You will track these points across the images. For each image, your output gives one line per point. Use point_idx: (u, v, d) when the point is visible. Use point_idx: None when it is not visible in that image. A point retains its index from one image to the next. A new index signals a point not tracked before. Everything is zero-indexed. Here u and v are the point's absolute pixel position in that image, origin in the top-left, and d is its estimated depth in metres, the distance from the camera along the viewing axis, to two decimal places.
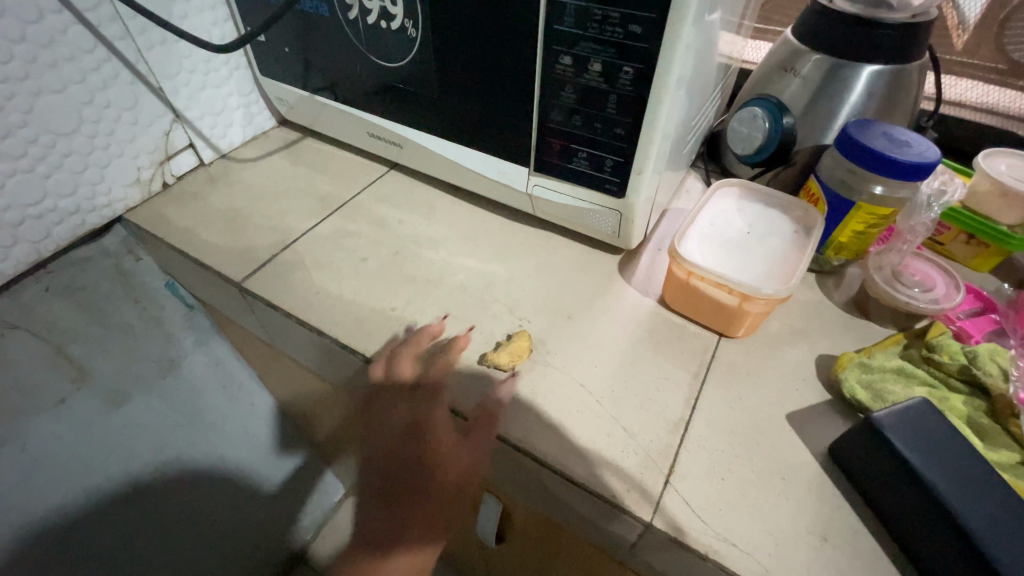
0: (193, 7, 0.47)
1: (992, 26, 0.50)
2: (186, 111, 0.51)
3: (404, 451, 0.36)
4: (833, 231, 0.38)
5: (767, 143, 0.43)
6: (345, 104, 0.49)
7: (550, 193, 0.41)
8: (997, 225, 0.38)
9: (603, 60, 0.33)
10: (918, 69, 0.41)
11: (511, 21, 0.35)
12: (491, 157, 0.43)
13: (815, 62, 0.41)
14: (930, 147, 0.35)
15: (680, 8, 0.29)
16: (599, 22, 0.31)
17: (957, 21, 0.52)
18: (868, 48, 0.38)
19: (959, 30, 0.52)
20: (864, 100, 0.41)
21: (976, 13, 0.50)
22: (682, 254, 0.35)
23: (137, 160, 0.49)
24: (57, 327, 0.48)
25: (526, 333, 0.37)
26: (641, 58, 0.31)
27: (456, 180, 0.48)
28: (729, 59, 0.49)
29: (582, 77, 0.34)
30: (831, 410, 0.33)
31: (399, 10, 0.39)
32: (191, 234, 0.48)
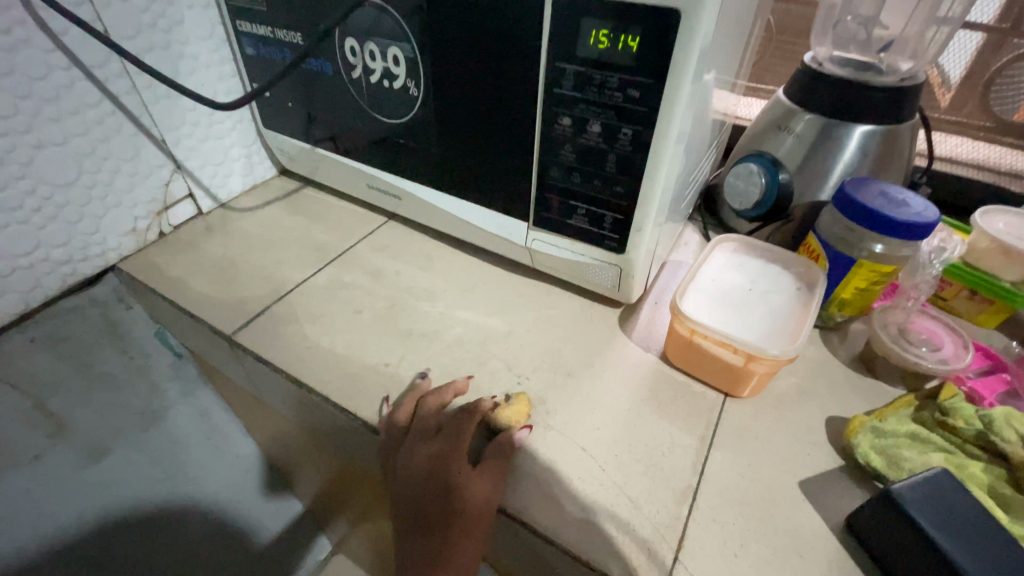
0: (200, 64, 0.48)
1: (976, 85, 0.53)
2: (187, 162, 0.51)
3: (410, 512, 0.33)
4: (835, 288, 0.38)
5: (765, 198, 0.43)
6: (345, 156, 0.50)
7: (549, 247, 0.41)
8: (1000, 282, 0.38)
9: (602, 121, 0.33)
10: (909, 129, 0.42)
11: (513, 84, 0.35)
12: (490, 211, 0.43)
13: (807, 122, 0.42)
14: (928, 206, 0.35)
15: (678, 75, 0.29)
16: (599, 86, 0.32)
17: (940, 79, 0.54)
18: (860, 110, 0.39)
19: (943, 88, 0.54)
20: (859, 159, 0.41)
21: (958, 73, 0.53)
22: (685, 312, 0.35)
23: (134, 209, 0.49)
24: (38, 380, 0.47)
25: (525, 396, 0.35)
26: (640, 120, 0.32)
27: (453, 231, 0.48)
28: (723, 116, 0.50)
29: (581, 137, 0.34)
30: (845, 477, 0.31)
31: (401, 71, 0.40)
32: (184, 284, 0.47)
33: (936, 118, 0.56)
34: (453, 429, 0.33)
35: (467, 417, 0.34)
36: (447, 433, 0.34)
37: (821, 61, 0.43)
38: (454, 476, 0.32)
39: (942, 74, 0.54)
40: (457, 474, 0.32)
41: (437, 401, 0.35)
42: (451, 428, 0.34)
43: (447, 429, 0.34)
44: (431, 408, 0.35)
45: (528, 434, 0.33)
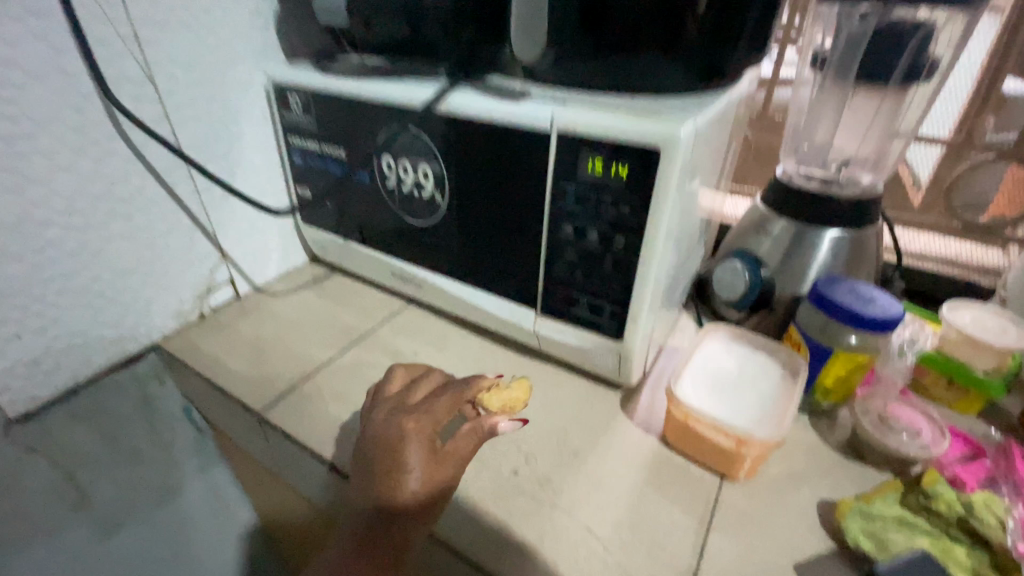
0: (253, 170, 0.56)
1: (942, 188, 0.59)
2: (232, 252, 0.58)
3: (356, 487, 0.34)
4: (817, 376, 0.41)
5: (750, 291, 0.48)
6: (372, 249, 0.56)
7: (555, 334, 0.45)
8: (974, 371, 0.41)
9: (600, 230, 0.39)
10: (874, 232, 0.47)
11: (523, 197, 0.42)
12: (502, 300, 0.47)
13: (782, 225, 0.47)
14: (894, 303, 0.39)
15: (660, 194, 0.35)
16: (596, 201, 0.38)
17: (912, 180, 0.61)
18: (827, 218, 0.45)
19: (915, 188, 0.61)
20: (832, 259, 0.46)
21: (926, 176, 0.60)
22: (679, 396, 0.38)
23: (181, 292, 0.55)
24: (67, 449, 0.49)
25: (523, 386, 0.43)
26: (632, 230, 0.37)
27: (467, 316, 0.52)
28: (710, 213, 0.56)
29: (582, 241, 0.40)
30: (838, 561, 0.33)
31: (430, 185, 0.47)
32: (218, 362, 0.51)
33: (910, 216, 0.61)
34: (427, 407, 0.37)
35: (441, 396, 0.38)
36: (420, 408, 0.36)
37: (790, 175, 0.49)
38: (408, 454, 0.34)
39: (913, 176, 0.61)
40: (411, 452, 0.34)
41: (425, 387, 0.40)
42: (424, 406, 0.37)
43: (420, 406, 0.37)
44: (416, 392, 0.40)
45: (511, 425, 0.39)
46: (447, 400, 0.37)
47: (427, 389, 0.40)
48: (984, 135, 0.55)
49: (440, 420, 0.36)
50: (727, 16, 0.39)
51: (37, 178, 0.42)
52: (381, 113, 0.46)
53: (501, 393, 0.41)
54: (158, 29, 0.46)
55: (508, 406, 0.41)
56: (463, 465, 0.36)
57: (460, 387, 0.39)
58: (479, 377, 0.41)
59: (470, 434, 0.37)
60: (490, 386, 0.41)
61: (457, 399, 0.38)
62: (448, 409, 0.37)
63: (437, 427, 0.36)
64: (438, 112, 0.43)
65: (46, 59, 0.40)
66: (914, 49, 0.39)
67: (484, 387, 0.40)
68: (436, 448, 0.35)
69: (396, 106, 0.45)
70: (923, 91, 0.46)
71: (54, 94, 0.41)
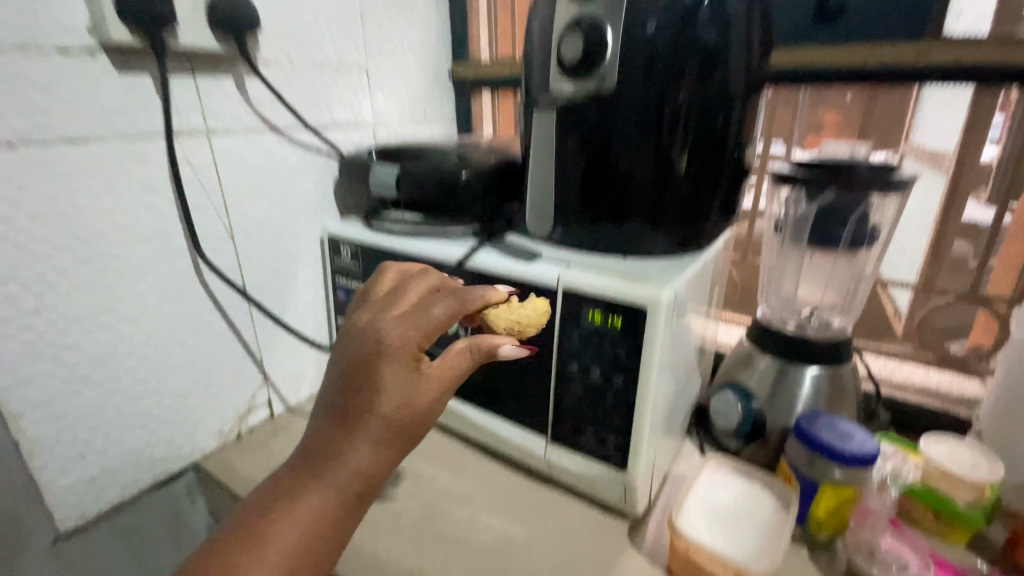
0: (300, 305, 0.66)
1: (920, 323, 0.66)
2: (273, 376, 0.65)
3: (333, 396, 0.36)
4: (808, 509, 0.44)
5: (744, 422, 0.52)
6: None
7: (564, 461, 0.49)
8: (955, 503, 0.44)
9: (602, 370, 0.45)
10: (850, 370, 0.53)
11: (535, 338, 0.49)
12: (516, 427, 0.52)
13: (766, 362, 0.54)
14: (870, 438, 0.43)
15: (650, 343, 0.42)
16: (598, 347, 0.45)
17: (894, 311, 0.68)
18: (805, 357, 0.51)
19: (897, 318, 0.67)
20: (813, 393, 0.51)
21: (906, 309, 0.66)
22: (681, 528, 0.41)
23: (224, 414, 0.61)
24: (96, 564, 0.52)
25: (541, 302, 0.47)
26: (629, 371, 0.44)
27: (482, 439, 0.56)
28: (705, 342, 0.62)
29: (586, 376, 0.46)
30: None
31: (455, 322, 0.55)
32: (250, 482, 0.55)
33: (893, 345, 0.68)
34: (413, 323, 0.37)
35: (432, 310, 0.38)
36: (404, 322, 0.37)
37: (770, 318, 0.56)
38: (384, 375, 0.35)
39: (895, 307, 0.68)
40: (389, 372, 0.36)
41: (417, 286, 0.41)
42: (412, 318, 0.37)
43: (408, 316, 0.37)
44: (407, 293, 0.40)
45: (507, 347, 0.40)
46: (440, 315, 0.38)
47: (421, 287, 0.41)
48: (940, 281, 0.64)
49: (428, 335, 0.37)
50: (699, 192, 0.49)
51: (129, 317, 0.51)
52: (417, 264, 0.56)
53: (511, 318, 0.45)
54: (242, 197, 0.58)
55: (512, 331, 0.45)
56: (448, 387, 0.38)
57: (454, 301, 0.39)
58: (478, 293, 0.41)
59: (457, 358, 0.39)
60: (487, 296, 0.41)
61: (449, 319, 0.39)
62: (437, 326, 0.38)
63: (421, 345, 0.37)
64: (465, 269, 0.53)
65: (155, 224, 0.52)
66: (854, 222, 0.48)
67: (479, 301, 0.41)
68: (418, 368, 0.37)
69: (431, 261, 0.55)
70: (868, 255, 0.53)
71: (155, 250, 0.52)
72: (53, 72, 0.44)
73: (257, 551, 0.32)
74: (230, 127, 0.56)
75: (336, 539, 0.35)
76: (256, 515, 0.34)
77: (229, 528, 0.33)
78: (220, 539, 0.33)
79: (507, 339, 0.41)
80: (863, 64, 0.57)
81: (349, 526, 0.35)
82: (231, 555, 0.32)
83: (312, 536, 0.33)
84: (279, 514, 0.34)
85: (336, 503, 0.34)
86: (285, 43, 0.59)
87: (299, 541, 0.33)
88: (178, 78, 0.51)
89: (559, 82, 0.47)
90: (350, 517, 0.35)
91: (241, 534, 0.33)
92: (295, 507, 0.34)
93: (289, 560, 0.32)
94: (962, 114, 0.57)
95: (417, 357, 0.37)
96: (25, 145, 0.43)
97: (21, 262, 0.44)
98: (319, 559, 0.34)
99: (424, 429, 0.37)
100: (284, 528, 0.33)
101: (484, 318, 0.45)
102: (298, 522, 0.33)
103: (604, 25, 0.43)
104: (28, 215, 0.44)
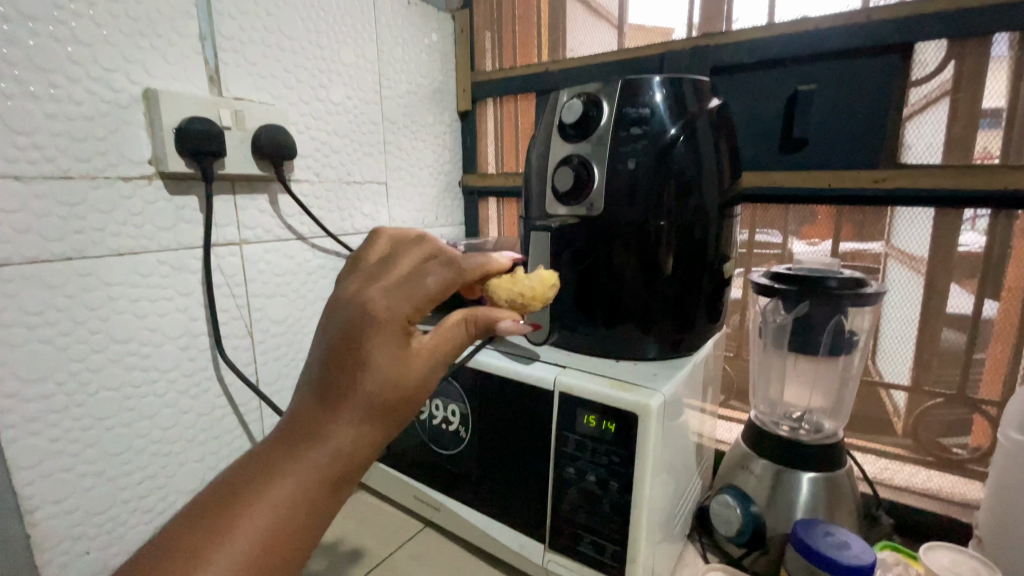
0: None
1: (916, 421, 0.68)
2: None
3: (312, 371, 0.31)
4: None
5: (744, 528, 0.52)
6: (400, 471, 0.63)
7: (562, 569, 0.49)
8: None
9: (596, 474, 0.47)
10: (846, 474, 0.53)
11: (531, 439, 0.51)
12: (514, 531, 0.53)
13: (762, 465, 0.54)
14: (867, 549, 0.44)
15: (641, 448, 0.44)
16: (592, 450, 0.47)
17: (893, 408, 0.69)
18: (800, 461, 0.52)
19: (897, 415, 0.69)
20: (811, 499, 0.52)
21: (903, 404, 0.68)
22: None
23: None
24: None
25: (541, 276, 0.48)
26: (622, 476, 0.45)
27: (480, 543, 0.56)
28: (702, 437, 0.63)
29: (582, 481, 0.47)
30: None
31: (455, 420, 0.57)
32: None
33: (895, 440, 0.70)
34: (407, 293, 0.31)
35: (428, 278, 0.32)
36: (396, 290, 0.31)
37: (763, 419, 0.58)
38: (369, 347, 0.30)
39: (894, 404, 0.69)
40: (377, 344, 0.30)
41: (412, 253, 0.35)
42: (405, 287, 0.32)
43: (400, 284, 0.32)
44: (401, 258, 0.34)
45: (511, 325, 0.36)
46: (435, 285, 0.32)
47: (414, 254, 0.34)
48: (927, 384, 0.67)
49: (421, 307, 0.32)
50: (686, 295, 0.53)
51: (149, 413, 0.56)
52: None
53: (513, 290, 0.45)
54: (263, 298, 0.66)
55: (514, 304, 0.46)
56: (445, 361, 0.33)
57: (451, 268, 0.33)
58: (479, 259, 0.35)
59: (453, 330, 0.34)
60: (487, 262, 0.35)
61: (446, 287, 0.33)
62: (433, 296, 0.32)
63: (413, 316, 0.32)
64: (465, 367, 0.56)
65: (183, 326, 0.58)
66: (832, 331, 0.52)
67: (480, 269, 0.35)
68: (408, 339, 0.31)
69: None
70: (851, 360, 0.56)
71: (179, 348, 0.58)
72: (113, 198, 0.51)
73: (217, 544, 0.28)
74: (261, 239, 0.65)
75: (310, 531, 0.30)
76: (217, 499, 0.29)
77: (189, 516, 0.29)
78: (180, 528, 0.29)
79: (508, 315, 0.36)
80: (828, 187, 0.64)
81: (320, 518, 0.30)
82: (190, 543, 0.28)
83: (280, 527, 0.29)
84: (243, 500, 0.29)
85: (309, 491, 0.29)
86: (317, 165, 0.70)
87: (267, 532, 0.28)
88: (220, 197, 0.60)
89: (554, 206, 0.54)
90: (326, 506, 0.30)
91: (200, 522, 0.28)
92: (262, 492, 0.29)
93: (254, 551, 0.28)
94: (927, 230, 0.63)
95: (409, 329, 0.32)
96: (80, 260, 0.49)
97: (60, 362, 0.49)
98: (289, 553, 0.29)
99: (416, 407, 0.32)
100: (248, 516, 0.28)
101: (486, 289, 0.46)
102: (264, 511, 0.29)
103: (591, 164, 0.51)
104: (72, 320, 0.49)
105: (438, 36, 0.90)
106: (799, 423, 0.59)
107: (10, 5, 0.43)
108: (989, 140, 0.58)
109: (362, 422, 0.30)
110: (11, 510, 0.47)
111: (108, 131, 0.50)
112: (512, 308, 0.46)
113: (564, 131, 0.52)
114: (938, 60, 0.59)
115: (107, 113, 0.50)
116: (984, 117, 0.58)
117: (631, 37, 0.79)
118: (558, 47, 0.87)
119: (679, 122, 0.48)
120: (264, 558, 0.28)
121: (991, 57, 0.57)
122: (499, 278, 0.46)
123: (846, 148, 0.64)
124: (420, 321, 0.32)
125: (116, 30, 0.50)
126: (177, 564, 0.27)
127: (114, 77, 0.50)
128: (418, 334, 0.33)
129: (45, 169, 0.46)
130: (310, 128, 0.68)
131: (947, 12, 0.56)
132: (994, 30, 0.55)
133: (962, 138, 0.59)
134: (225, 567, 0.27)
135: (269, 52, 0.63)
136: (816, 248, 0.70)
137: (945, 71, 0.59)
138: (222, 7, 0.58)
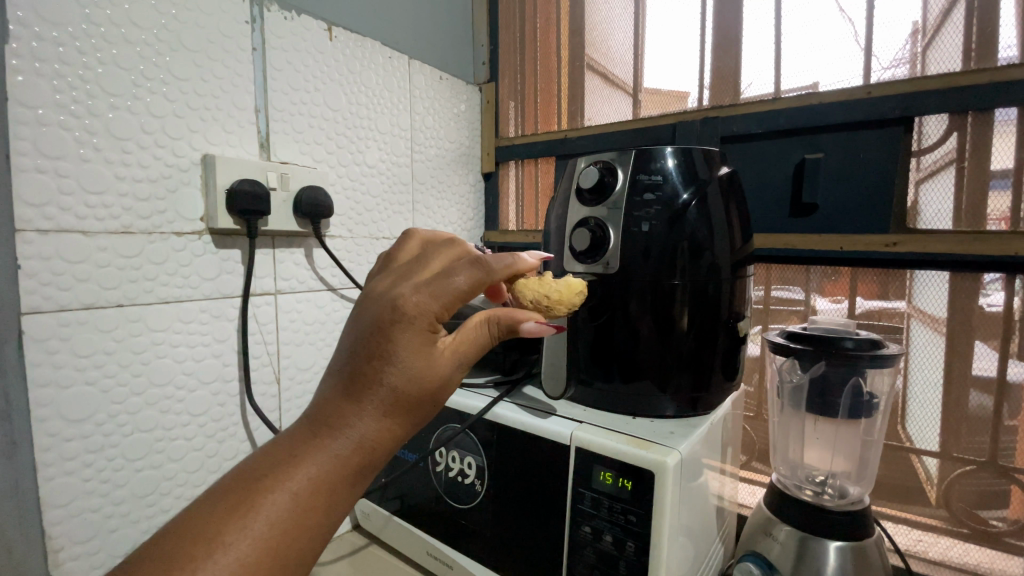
0: None
1: (946, 490, 0.65)
2: None
3: (341, 362, 0.33)
4: None
5: None
6: (414, 526, 0.63)
7: None
8: None
9: (613, 533, 0.46)
10: (874, 544, 0.52)
11: (546, 494, 0.51)
12: None
13: (785, 532, 0.53)
14: None
15: (657, 508, 0.44)
16: (609, 508, 0.46)
17: (926, 473, 0.67)
18: (825, 528, 0.51)
19: (930, 481, 0.66)
20: (839, 570, 0.49)
21: (933, 470, 0.66)
22: None
23: None
24: None
25: (572, 282, 0.50)
26: (638, 538, 0.45)
27: None
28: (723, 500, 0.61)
29: (598, 541, 0.47)
30: None
31: (471, 472, 0.58)
32: None
33: (927, 510, 0.67)
34: (436, 291, 0.33)
35: (457, 277, 0.34)
36: (426, 288, 0.33)
37: (785, 483, 0.58)
38: (395, 343, 0.31)
39: (925, 469, 0.67)
40: (404, 341, 0.32)
41: (442, 255, 0.37)
42: (434, 285, 0.33)
43: (431, 281, 0.33)
44: (431, 262, 0.36)
45: (533, 326, 0.37)
46: (463, 284, 0.34)
47: (442, 261, 0.36)
48: (957, 450, 0.64)
49: (448, 307, 0.33)
50: (700, 351, 0.54)
51: (176, 456, 0.59)
52: (443, 415, 0.61)
53: (541, 291, 0.48)
54: (292, 346, 0.69)
55: (539, 305, 0.48)
56: (465, 361, 0.34)
57: (478, 268, 0.34)
58: (509, 258, 0.36)
59: (475, 331, 0.35)
60: (515, 263, 0.36)
61: (473, 288, 0.34)
62: (459, 296, 0.33)
63: (440, 315, 0.33)
64: (484, 419, 0.57)
65: (216, 370, 0.61)
66: (850, 393, 0.52)
67: (508, 270, 0.36)
68: (432, 337, 0.33)
69: (455, 411, 0.60)
70: (871, 422, 0.56)
71: (211, 393, 0.61)
72: (166, 251, 0.56)
73: (237, 527, 0.28)
74: (294, 289, 0.69)
75: (326, 521, 0.31)
76: (240, 484, 0.30)
77: (210, 498, 0.30)
78: (200, 510, 0.29)
79: (532, 317, 0.37)
80: (839, 250, 0.66)
81: (339, 505, 0.32)
82: (211, 526, 0.28)
83: (300, 513, 0.30)
84: (266, 485, 0.30)
85: (329, 479, 0.31)
86: (349, 222, 0.75)
87: (285, 517, 0.29)
88: (261, 251, 0.65)
89: (572, 265, 0.57)
90: (343, 493, 0.32)
91: (221, 505, 0.29)
92: (284, 478, 0.30)
93: (272, 537, 0.29)
94: (944, 293, 0.63)
95: (435, 327, 0.33)
96: (131, 307, 0.53)
97: (102, 404, 0.52)
98: (306, 536, 0.30)
99: (436, 403, 0.34)
100: (271, 501, 0.29)
101: (514, 289, 0.49)
102: (285, 498, 0.30)
103: (607, 227, 0.54)
104: (118, 364, 0.53)
105: (466, 106, 0.98)
106: (822, 488, 0.58)
107: (96, 84, 0.50)
108: (1001, 203, 0.59)
109: (381, 409, 0.32)
110: (36, 549, 0.48)
111: (168, 192, 0.55)
112: (537, 308, 0.48)
113: (582, 196, 0.56)
114: (940, 133, 0.62)
115: (170, 176, 0.56)
116: (992, 180, 0.60)
117: (645, 106, 0.84)
118: (577, 116, 0.93)
119: (691, 187, 0.51)
120: (282, 543, 0.29)
121: (996, 121, 0.59)
122: (528, 280, 0.49)
123: (855, 216, 0.66)
124: (445, 321, 0.34)
125: (185, 104, 0.56)
126: (196, 544, 0.28)
127: (179, 144, 0.56)
128: (442, 335, 0.35)
129: (110, 224, 0.51)
130: (346, 189, 0.74)
131: (944, 91, 0.59)
132: (991, 107, 0.58)
133: (970, 207, 0.61)
134: (245, 550, 0.28)
135: (314, 122, 0.69)
136: (839, 306, 0.71)
137: (948, 142, 0.62)
138: (277, 84, 0.65)
